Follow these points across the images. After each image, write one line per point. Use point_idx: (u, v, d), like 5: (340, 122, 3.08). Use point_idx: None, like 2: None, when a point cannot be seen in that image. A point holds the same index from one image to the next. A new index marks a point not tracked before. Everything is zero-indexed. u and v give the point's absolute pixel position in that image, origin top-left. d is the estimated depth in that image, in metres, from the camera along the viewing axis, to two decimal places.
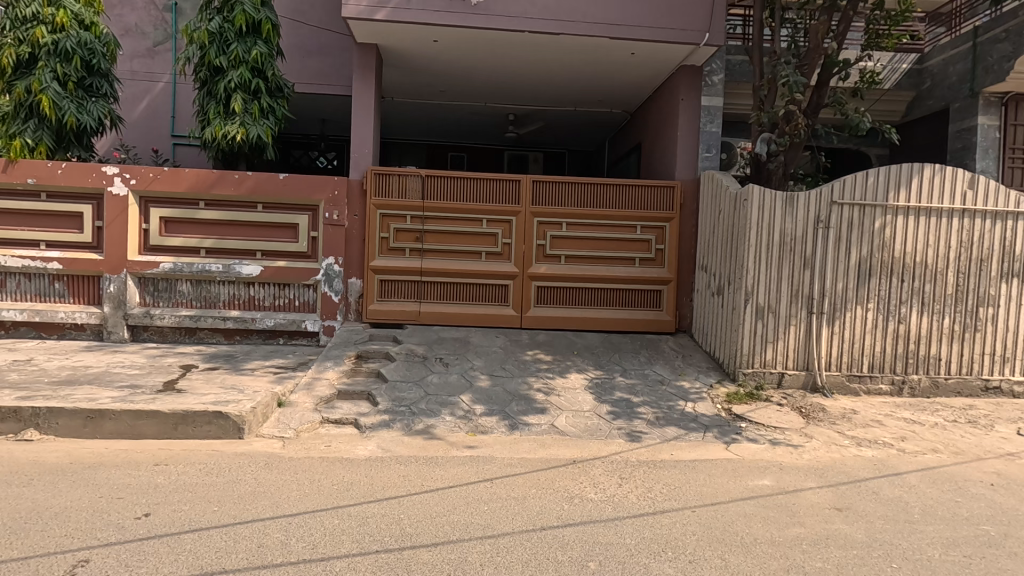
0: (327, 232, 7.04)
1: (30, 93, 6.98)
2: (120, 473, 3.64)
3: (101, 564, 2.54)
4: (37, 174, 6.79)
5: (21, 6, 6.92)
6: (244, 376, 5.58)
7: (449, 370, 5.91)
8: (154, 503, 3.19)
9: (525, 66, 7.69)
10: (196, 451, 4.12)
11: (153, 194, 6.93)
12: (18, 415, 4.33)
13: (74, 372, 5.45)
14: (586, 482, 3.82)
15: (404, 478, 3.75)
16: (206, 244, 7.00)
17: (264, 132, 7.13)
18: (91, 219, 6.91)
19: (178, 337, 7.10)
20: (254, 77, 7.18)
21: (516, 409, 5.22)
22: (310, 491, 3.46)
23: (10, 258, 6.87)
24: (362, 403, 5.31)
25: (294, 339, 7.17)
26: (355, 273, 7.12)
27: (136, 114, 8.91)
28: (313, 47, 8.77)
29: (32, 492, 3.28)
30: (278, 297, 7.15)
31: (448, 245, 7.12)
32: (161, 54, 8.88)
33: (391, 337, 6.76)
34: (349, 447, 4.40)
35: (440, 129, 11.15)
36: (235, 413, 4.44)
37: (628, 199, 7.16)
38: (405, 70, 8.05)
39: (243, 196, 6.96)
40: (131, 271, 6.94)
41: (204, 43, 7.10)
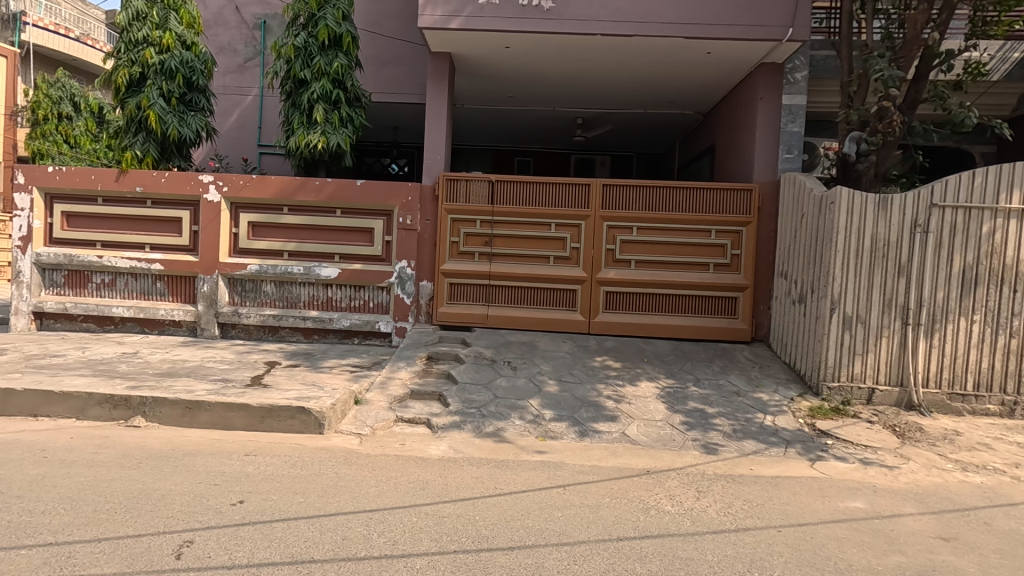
0: (400, 236, 7.27)
1: (140, 109, 7.65)
2: (215, 461, 3.89)
3: (203, 546, 2.71)
4: (144, 182, 7.43)
5: (134, 30, 7.60)
6: (323, 374, 5.84)
7: (518, 374, 5.92)
8: (246, 491, 3.38)
9: (596, 70, 7.62)
10: (281, 444, 4.34)
11: (243, 201, 7.41)
12: (127, 403, 4.73)
13: (174, 365, 5.89)
14: (662, 494, 3.71)
15: (478, 480, 3.79)
16: (289, 248, 7.39)
17: (343, 140, 7.47)
18: (188, 223, 7.47)
19: (262, 335, 7.53)
20: (335, 88, 7.53)
21: (585, 416, 5.16)
22: (388, 489, 3.55)
23: (120, 259, 7.53)
24: (433, 404, 5.42)
25: (368, 339, 7.44)
26: (426, 276, 7.30)
27: (228, 126, 9.55)
28: (389, 58, 9.10)
29: (141, 475, 3.55)
30: (354, 298, 7.44)
31: (516, 249, 7.17)
32: (251, 69, 9.50)
33: (459, 339, 6.87)
34: (422, 446, 4.49)
35: (507, 134, 11.26)
36: (317, 409, 4.64)
37: (702, 201, 6.92)
38: (476, 77, 8.20)
39: (323, 201, 7.30)
40: (222, 272, 7.43)
41: (290, 57, 7.52)
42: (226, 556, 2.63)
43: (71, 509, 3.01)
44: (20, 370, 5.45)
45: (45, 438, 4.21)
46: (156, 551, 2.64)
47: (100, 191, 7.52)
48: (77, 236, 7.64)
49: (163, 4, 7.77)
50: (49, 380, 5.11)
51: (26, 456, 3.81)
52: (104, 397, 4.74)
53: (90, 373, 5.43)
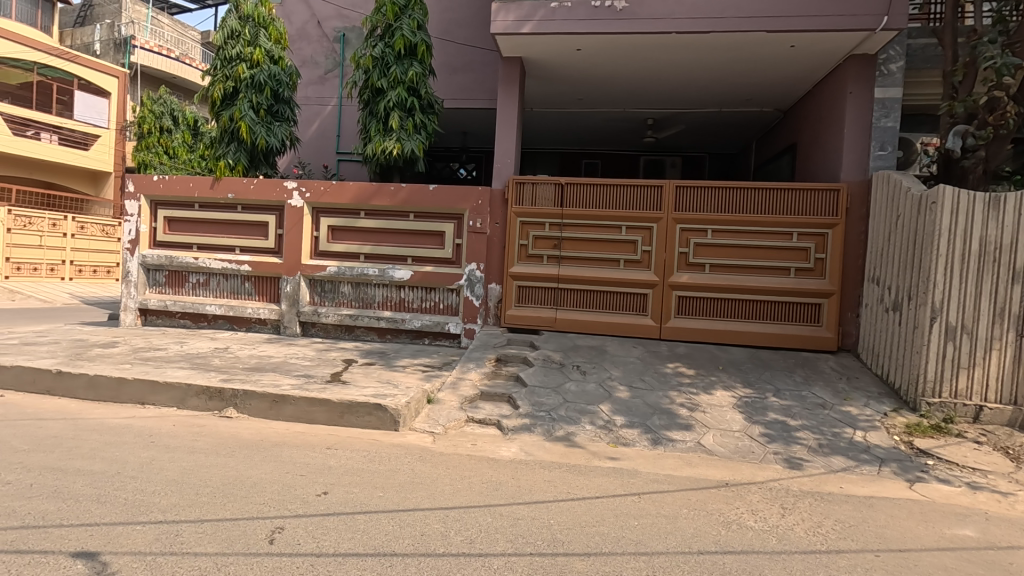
0: (470, 239, 7.39)
1: (233, 121, 8.21)
2: (300, 453, 4.09)
3: (293, 532, 2.85)
4: (235, 189, 7.96)
5: (229, 48, 8.18)
6: (397, 373, 6.02)
7: (587, 379, 5.85)
8: (330, 483, 3.53)
9: (669, 69, 7.44)
10: (359, 439, 4.50)
11: (324, 205, 7.78)
12: (221, 395, 5.07)
13: (261, 361, 6.26)
14: (743, 508, 3.54)
15: (551, 483, 3.77)
16: (365, 250, 7.70)
17: (416, 146, 7.70)
18: (274, 227, 7.92)
19: (339, 334, 7.86)
20: (410, 96, 7.77)
21: (658, 423, 5.02)
22: (462, 487, 3.60)
23: (213, 261, 8.10)
24: (503, 406, 5.45)
25: (438, 340, 7.60)
26: (495, 279, 7.37)
27: (309, 134, 10.08)
28: (460, 65, 9.30)
29: (234, 463, 3.80)
30: (425, 300, 7.63)
31: (585, 252, 7.10)
32: (330, 80, 9.99)
33: (527, 342, 6.88)
34: (494, 447, 4.53)
35: (575, 136, 11.20)
36: (392, 406, 4.79)
37: (783, 203, 6.59)
38: (545, 80, 8.21)
39: (397, 205, 7.55)
40: (304, 273, 7.83)
41: (368, 68, 7.83)
42: (315, 544, 2.75)
43: (177, 491, 3.26)
44: (129, 362, 5.97)
45: (151, 425, 4.59)
46: (252, 535, 2.80)
47: (197, 198, 8.13)
48: (177, 239, 8.30)
49: (254, 22, 8.32)
50: (154, 371, 5.57)
51: (136, 440, 4.16)
52: (201, 389, 5.11)
53: (188, 366, 5.86)
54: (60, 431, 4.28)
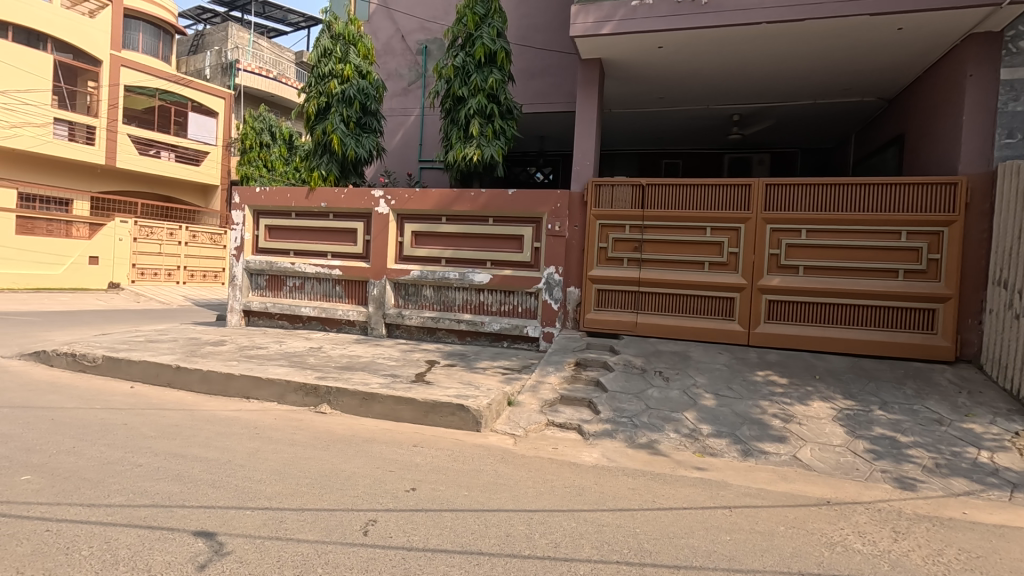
0: (549, 243, 7.38)
1: (326, 135, 8.74)
2: (388, 449, 4.26)
3: (385, 525, 2.97)
4: (327, 198, 8.46)
5: (322, 65, 8.72)
6: (478, 374, 6.13)
7: (671, 386, 5.66)
8: (418, 480, 3.65)
9: (757, 61, 7.09)
10: (443, 438, 4.63)
11: (408, 212, 8.09)
12: (316, 391, 5.39)
13: (351, 360, 6.60)
14: (849, 529, 3.27)
15: (636, 491, 3.68)
16: (446, 255, 7.93)
17: (496, 152, 7.82)
18: (362, 233, 8.34)
19: (422, 335, 8.12)
20: (489, 102, 7.92)
21: (748, 434, 4.76)
22: (545, 491, 3.59)
23: (308, 265, 8.64)
24: (584, 410, 5.40)
25: (516, 343, 7.66)
26: (573, 282, 7.34)
27: (394, 144, 10.52)
28: (538, 69, 9.36)
29: (329, 456, 4.02)
30: (504, 303, 7.73)
31: (668, 254, 6.89)
32: (413, 91, 10.40)
33: (607, 346, 6.77)
34: (575, 452, 4.49)
35: (655, 136, 10.93)
36: (474, 407, 4.87)
37: (889, 199, 6.07)
38: (624, 80, 8.08)
39: (477, 210, 7.71)
40: (389, 276, 8.17)
41: (450, 77, 8.06)
42: (405, 538, 2.84)
43: (280, 480, 3.49)
44: (236, 359, 6.50)
45: (255, 418, 4.95)
46: (348, 526, 2.93)
47: (294, 207, 8.73)
48: (277, 245, 8.94)
49: (345, 40, 8.83)
50: (257, 368, 6.02)
51: (243, 432, 4.51)
52: (299, 385, 5.46)
53: (287, 364, 6.28)
54: (180, 421, 4.72)
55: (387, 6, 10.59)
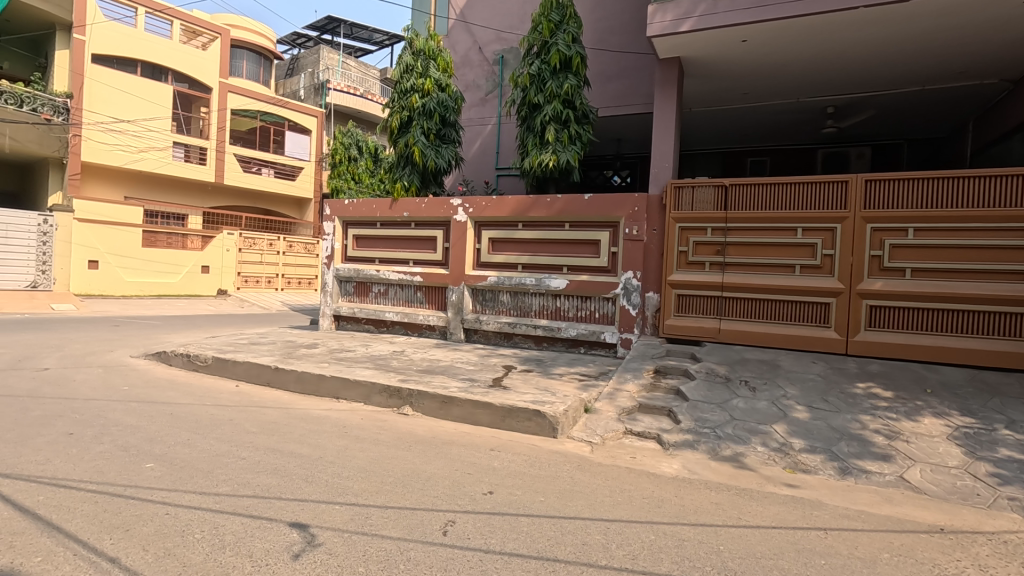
0: (626, 247, 7.27)
1: (407, 147, 9.12)
2: (467, 452, 4.35)
3: (463, 527, 3.04)
4: (409, 208, 8.83)
5: (404, 81, 9.13)
6: (555, 380, 6.13)
7: (758, 397, 5.35)
8: (495, 484, 3.70)
9: (853, 48, 6.60)
10: (520, 443, 4.66)
11: (485, 219, 8.26)
12: (399, 393, 5.62)
13: (431, 364, 6.82)
14: (967, 562, 2.94)
15: (719, 507, 3.51)
16: (522, 261, 8.00)
17: (572, 157, 7.80)
18: (442, 241, 8.62)
19: (499, 340, 8.23)
20: (565, 108, 7.93)
21: (846, 450, 4.41)
22: (623, 501, 3.52)
23: (391, 272, 9.04)
24: (663, 419, 5.23)
25: (594, 349, 7.59)
26: (652, 287, 7.17)
27: (472, 153, 10.78)
28: (614, 72, 9.25)
29: (411, 456, 4.18)
30: (581, 309, 7.69)
31: (754, 257, 6.55)
32: (491, 101, 10.63)
33: (688, 354, 6.53)
34: (654, 462, 4.36)
35: (739, 134, 10.44)
36: (551, 413, 4.87)
37: (1013, 192, 5.43)
38: (705, 78, 7.81)
39: (553, 216, 7.74)
40: (467, 283, 8.37)
41: (526, 85, 8.16)
42: (483, 540, 2.90)
43: (366, 478, 3.68)
44: (327, 361, 6.91)
45: (344, 417, 5.24)
46: (429, 525, 3.03)
47: (379, 217, 9.18)
48: (364, 254, 9.44)
49: (425, 56, 9.19)
50: (346, 370, 6.38)
51: (333, 430, 4.79)
52: (383, 387, 5.72)
53: (372, 366, 6.60)
54: (277, 418, 5.10)
55: (464, 20, 10.92)
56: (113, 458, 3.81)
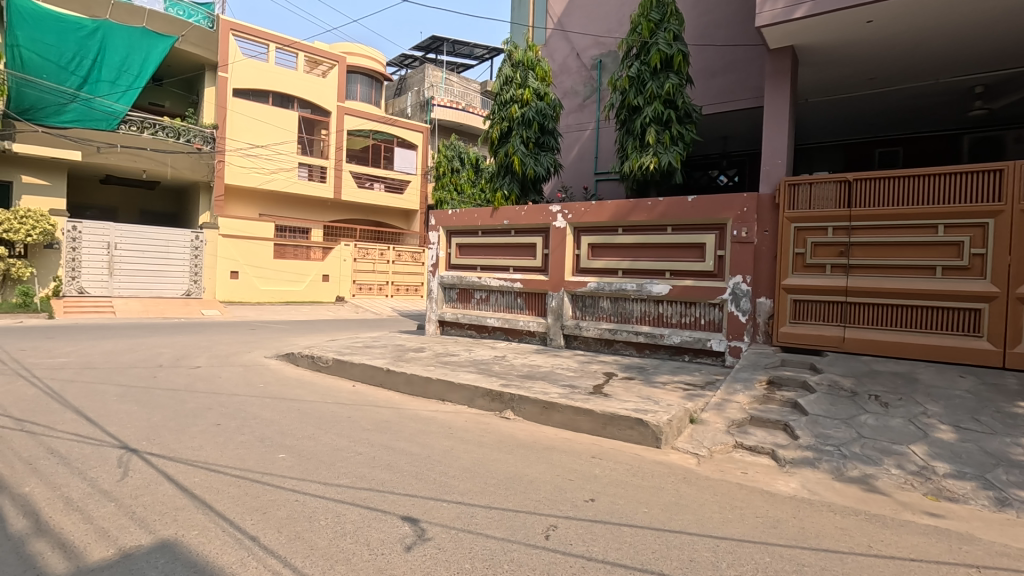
0: (734, 250, 6.91)
1: (508, 157, 9.36)
2: (568, 458, 4.36)
3: (565, 532, 3.05)
4: (509, 216, 9.02)
5: (504, 92, 9.37)
6: (658, 389, 5.93)
7: (891, 414, 4.82)
8: (597, 491, 3.67)
9: (1007, 17, 5.77)
10: (621, 452, 4.58)
11: (585, 225, 8.23)
12: (501, 398, 5.75)
13: (532, 369, 6.90)
14: None
15: (844, 532, 3.21)
16: (623, 266, 7.88)
17: (674, 158, 7.58)
18: (541, 247, 8.72)
19: (600, 347, 8.13)
20: (666, 108, 7.71)
21: (1004, 479, 3.84)
22: (733, 518, 3.33)
23: (492, 279, 9.29)
24: (779, 434, 4.87)
25: (699, 357, 7.25)
26: (764, 292, 6.74)
27: (571, 159, 10.80)
28: (720, 67, 8.85)
29: (514, 460, 4.26)
30: (685, 315, 7.39)
31: (884, 259, 5.93)
32: (589, 106, 10.59)
33: (807, 364, 6.05)
34: (769, 479, 4.08)
35: (865, 123, 9.51)
36: (654, 422, 4.74)
37: None
38: (823, 65, 7.23)
39: (655, 220, 7.54)
40: (567, 289, 8.38)
41: (625, 88, 8.04)
42: (585, 547, 2.89)
43: (471, 478, 3.80)
44: (433, 364, 7.25)
45: (449, 419, 5.47)
46: (531, 528, 3.08)
47: (481, 225, 9.48)
48: (467, 261, 9.80)
49: (524, 67, 9.37)
50: (451, 373, 6.64)
51: (440, 431, 5.01)
52: (486, 391, 5.88)
53: (475, 370, 6.82)
54: (390, 417, 5.43)
55: (563, 28, 11.01)
56: (252, 447, 4.27)
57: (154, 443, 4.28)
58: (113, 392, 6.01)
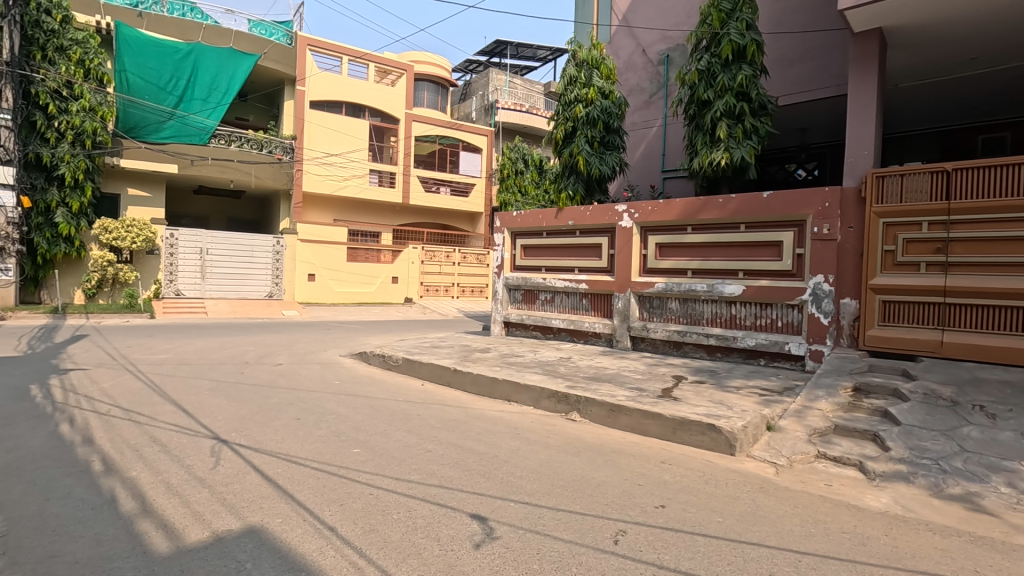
0: (814, 248, 6.53)
1: (572, 157, 9.30)
2: (637, 462, 4.27)
3: (635, 538, 2.98)
4: (574, 217, 8.95)
5: (568, 92, 9.33)
6: (731, 394, 5.69)
7: (999, 426, 4.36)
8: (667, 498, 3.57)
9: None
10: (692, 458, 4.43)
11: (652, 224, 8.05)
12: (567, 400, 5.72)
13: (598, 371, 6.81)
14: None
15: (945, 554, 2.94)
16: (692, 266, 7.63)
17: (747, 153, 7.27)
18: (607, 248, 8.61)
19: (668, 350, 7.90)
20: (739, 101, 7.40)
21: None
22: (816, 533, 3.14)
23: (557, 280, 9.26)
24: (867, 445, 4.54)
25: (776, 361, 6.90)
26: (849, 293, 6.31)
27: (637, 157, 10.59)
28: (797, 55, 8.39)
29: (581, 462, 4.22)
30: (760, 317, 7.06)
31: (989, 255, 5.41)
32: (656, 102, 10.34)
33: (898, 370, 5.60)
34: (856, 493, 3.80)
35: (965, 107, 8.71)
36: (728, 428, 4.54)
37: None
38: (916, 46, 6.68)
39: (727, 218, 7.25)
40: (633, 289, 8.21)
41: (694, 82, 7.78)
42: (656, 554, 2.81)
43: (538, 479, 3.80)
44: (499, 365, 7.33)
45: (515, 419, 5.50)
46: (600, 533, 3.03)
47: (545, 226, 9.48)
48: (531, 263, 9.84)
49: (589, 66, 9.29)
50: (516, 374, 6.69)
51: (506, 431, 5.05)
52: (552, 393, 5.87)
53: (540, 372, 6.82)
54: (458, 416, 5.53)
55: (628, 24, 10.83)
56: (329, 441, 4.48)
57: (242, 435, 4.58)
58: (206, 386, 6.50)
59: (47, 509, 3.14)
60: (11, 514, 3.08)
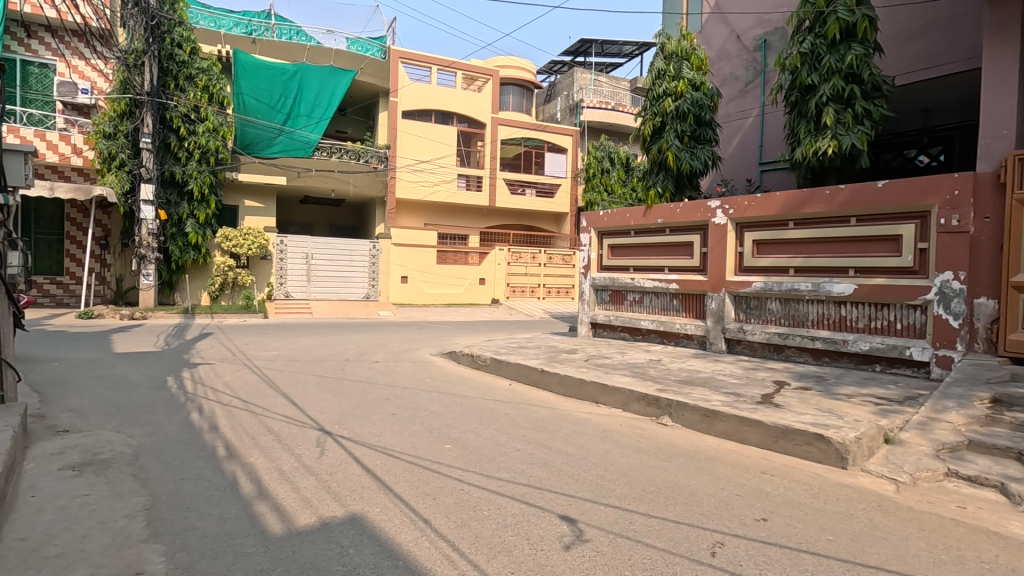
0: (941, 241, 5.85)
1: (661, 153, 9.03)
2: (735, 471, 4.04)
3: (734, 552, 2.82)
4: (663, 215, 8.67)
5: (657, 87, 9.05)
6: (841, 402, 5.23)
7: None
8: (769, 511, 3.35)
9: None
10: (798, 470, 4.12)
11: (748, 220, 7.61)
12: (658, 403, 5.54)
13: (691, 374, 6.55)
14: None
15: None
16: (795, 263, 7.12)
17: (858, 140, 6.68)
18: (699, 245, 8.25)
19: (768, 353, 7.43)
20: (848, 84, 6.82)
21: None
22: (947, 560, 2.80)
23: (646, 280, 9.00)
24: (1010, 464, 3.98)
25: (894, 368, 6.26)
26: (985, 291, 5.59)
27: (731, 150, 10.07)
28: (918, 29, 7.58)
29: (673, 469, 4.06)
30: (875, 318, 6.44)
31: None
32: (752, 91, 9.78)
33: None
34: (998, 518, 3.35)
35: None
36: (838, 440, 4.18)
37: None
38: None
39: (835, 211, 6.69)
40: (728, 289, 7.80)
41: (795, 67, 7.23)
42: (757, 569, 2.65)
43: (628, 483, 3.71)
44: (586, 366, 7.26)
45: (604, 421, 5.41)
46: (695, 543, 2.90)
47: (633, 225, 9.26)
48: (619, 262, 9.65)
49: (678, 57, 8.99)
50: (604, 376, 6.58)
51: (595, 433, 4.98)
52: (641, 395, 5.72)
53: (629, 374, 6.67)
54: (545, 416, 5.54)
55: (720, 11, 10.32)
56: (422, 437, 4.66)
57: (344, 427, 4.89)
58: (313, 380, 7.01)
59: (182, 487, 3.54)
60: (153, 489, 3.50)
